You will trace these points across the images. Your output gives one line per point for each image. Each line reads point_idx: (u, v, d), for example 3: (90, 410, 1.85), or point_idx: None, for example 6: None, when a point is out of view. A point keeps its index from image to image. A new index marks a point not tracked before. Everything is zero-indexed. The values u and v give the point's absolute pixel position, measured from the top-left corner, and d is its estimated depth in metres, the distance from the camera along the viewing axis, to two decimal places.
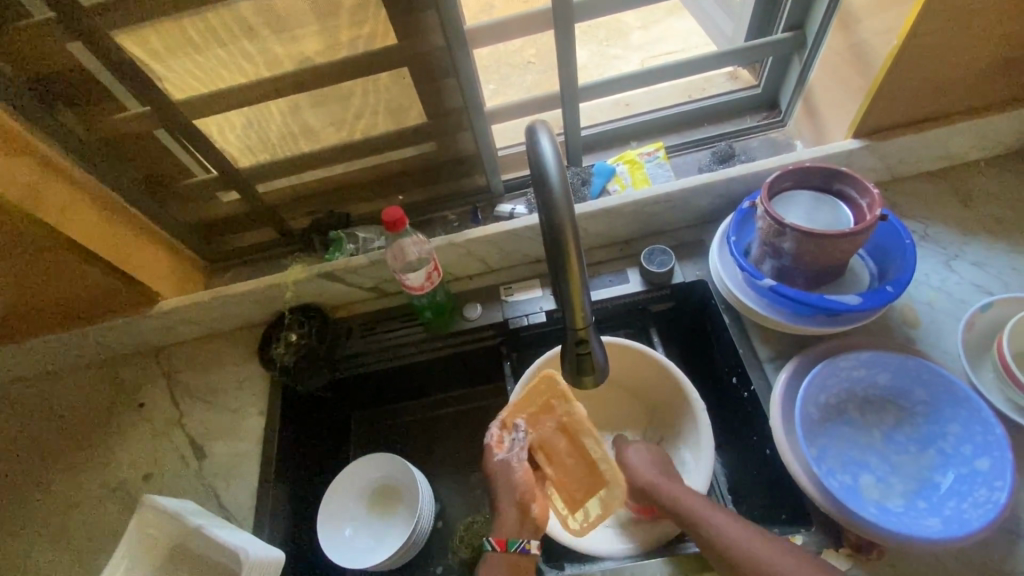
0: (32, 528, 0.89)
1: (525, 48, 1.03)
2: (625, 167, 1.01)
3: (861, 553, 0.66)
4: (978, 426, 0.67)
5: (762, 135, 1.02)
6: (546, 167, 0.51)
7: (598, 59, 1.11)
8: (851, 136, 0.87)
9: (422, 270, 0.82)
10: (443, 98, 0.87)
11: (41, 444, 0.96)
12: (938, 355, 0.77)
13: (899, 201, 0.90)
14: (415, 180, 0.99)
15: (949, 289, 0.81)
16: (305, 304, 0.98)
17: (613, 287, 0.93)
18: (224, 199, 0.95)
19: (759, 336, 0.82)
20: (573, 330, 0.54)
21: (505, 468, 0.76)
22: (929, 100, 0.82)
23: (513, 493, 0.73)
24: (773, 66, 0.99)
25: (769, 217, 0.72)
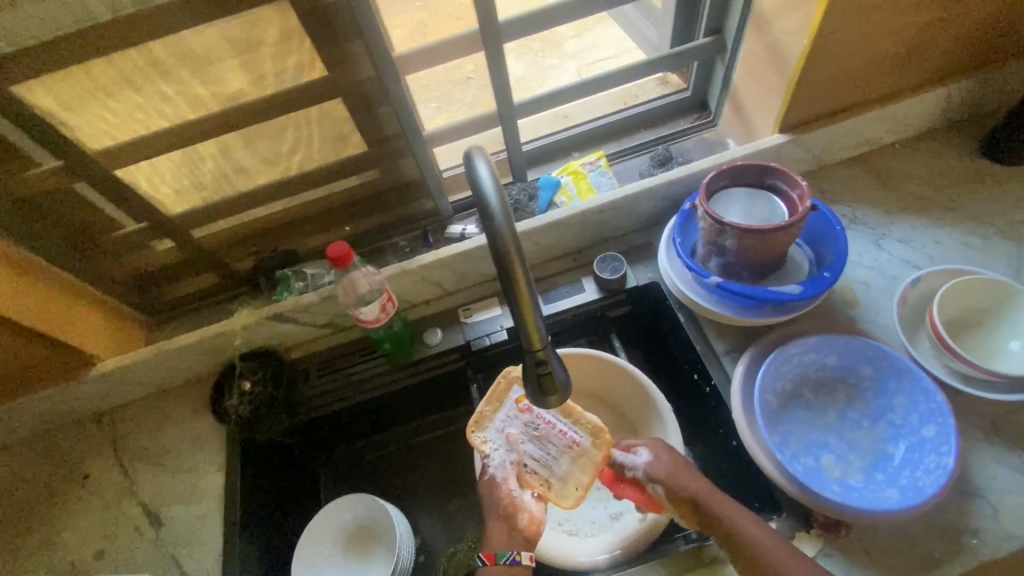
0: None
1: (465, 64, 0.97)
2: (570, 178, 1.02)
3: (831, 531, 0.68)
4: (922, 395, 0.71)
5: (696, 135, 1.06)
6: (484, 191, 0.50)
7: (535, 70, 1.12)
8: (777, 131, 0.92)
9: (375, 302, 0.79)
10: (380, 125, 0.86)
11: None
12: (878, 331, 0.81)
13: (828, 188, 0.95)
14: (360, 210, 0.97)
15: (881, 267, 0.86)
16: (256, 348, 0.94)
17: (569, 298, 0.94)
18: (158, 247, 0.90)
19: (714, 331, 0.84)
20: (531, 351, 0.54)
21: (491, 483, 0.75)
22: (843, 92, 0.87)
23: (500, 513, 0.73)
24: (698, 70, 1.03)
25: (709, 216, 0.74)
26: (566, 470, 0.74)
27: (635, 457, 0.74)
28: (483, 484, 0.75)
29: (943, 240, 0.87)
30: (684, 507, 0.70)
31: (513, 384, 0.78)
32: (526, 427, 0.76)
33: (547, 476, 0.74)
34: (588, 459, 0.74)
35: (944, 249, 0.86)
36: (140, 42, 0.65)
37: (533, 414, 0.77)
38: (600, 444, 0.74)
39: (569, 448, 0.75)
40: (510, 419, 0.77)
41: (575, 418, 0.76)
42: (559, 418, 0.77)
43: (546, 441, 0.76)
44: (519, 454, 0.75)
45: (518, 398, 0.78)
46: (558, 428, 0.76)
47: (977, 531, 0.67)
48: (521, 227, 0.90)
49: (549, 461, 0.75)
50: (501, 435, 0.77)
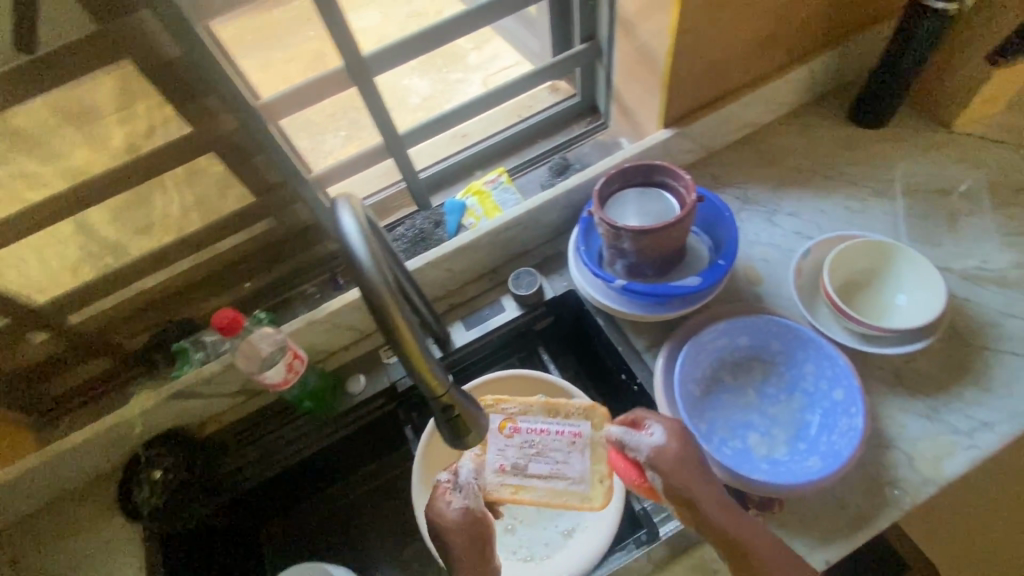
0: None
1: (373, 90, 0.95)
2: (475, 199, 1.00)
3: (766, 509, 0.70)
4: (826, 361, 0.75)
5: (590, 139, 1.07)
6: (351, 244, 0.48)
7: (440, 86, 1.09)
8: (662, 126, 0.94)
9: (280, 361, 0.76)
10: (260, 175, 0.81)
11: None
12: (784, 305, 0.84)
13: (720, 173, 0.99)
14: (258, 264, 0.91)
15: (777, 242, 0.90)
16: (163, 431, 0.87)
17: (491, 320, 0.93)
18: (31, 341, 0.80)
19: (633, 330, 0.85)
20: (435, 398, 0.52)
21: (459, 514, 0.63)
22: (715, 83, 0.91)
23: (464, 544, 0.62)
24: (582, 75, 1.05)
25: (604, 223, 0.76)
26: (581, 470, 0.74)
27: (646, 441, 0.63)
28: (443, 517, 0.62)
29: (828, 208, 0.92)
30: (683, 507, 0.62)
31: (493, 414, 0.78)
32: (521, 449, 0.75)
33: (562, 488, 0.74)
34: (593, 449, 0.75)
35: (829, 216, 0.91)
36: None
37: (523, 432, 0.76)
38: (598, 428, 0.75)
39: (573, 445, 0.75)
40: (502, 449, 0.75)
41: (563, 413, 0.77)
42: (549, 422, 0.77)
43: (547, 453, 0.75)
44: (527, 478, 0.74)
45: (501, 425, 0.77)
46: (552, 432, 0.76)
47: (896, 480, 0.71)
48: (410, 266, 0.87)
49: (561, 469, 0.74)
50: (503, 472, 0.74)
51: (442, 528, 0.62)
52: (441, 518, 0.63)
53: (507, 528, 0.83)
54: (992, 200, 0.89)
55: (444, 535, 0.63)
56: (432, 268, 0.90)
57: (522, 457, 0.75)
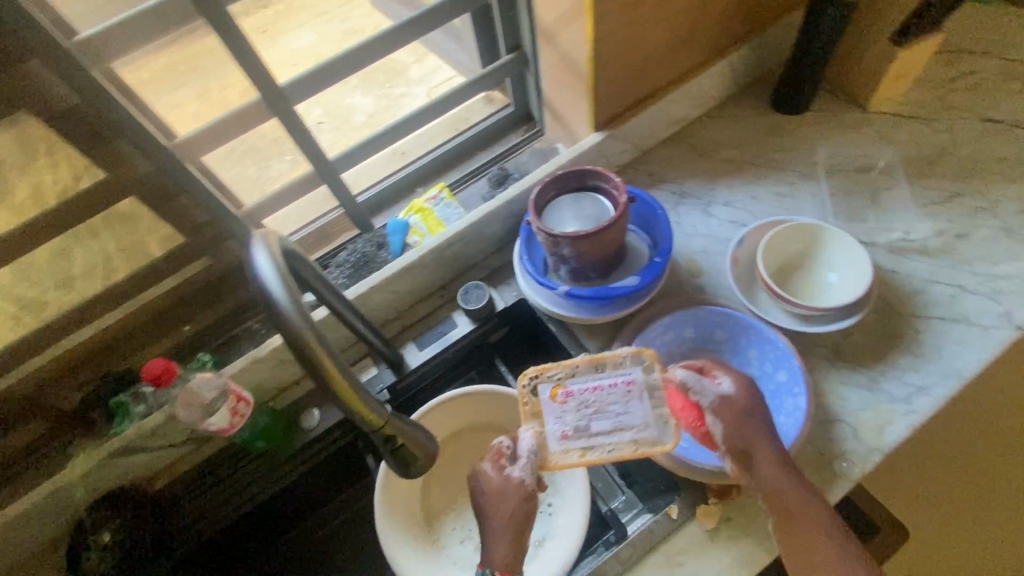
0: None
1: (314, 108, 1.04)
2: (417, 217, 0.99)
3: (725, 496, 0.71)
4: (768, 345, 0.77)
5: (528, 147, 1.08)
6: (267, 284, 0.47)
7: (385, 102, 1.10)
8: (594, 129, 0.95)
9: (223, 407, 0.73)
10: (186, 216, 0.78)
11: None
12: (726, 293, 0.86)
13: (656, 170, 1.01)
14: (196, 305, 0.87)
15: (715, 233, 0.92)
16: (110, 490, 0.82)
17: (445, 337, 0.92)
18: None
19: (585, 333, 0.86)
20: (375, 430, 0.51)
21: (509, 489, 0.60)
22: (640, 84, 0.93)
23: (506, 521, 0.59)
24: (513, 85, 1.05)
25: (542, 231, 0.76)
26: (643, 417, 0.66)
27: (716, 389, 0.63)
28: (492, 483, 0.61)
29: (760, 195, 0.95)
30: (740, 457, 0.62)
31: (539, 381, 0.68)
32: (579, 411, 0.66)
33: (629, 441, 0.65)
34: (652, 393, 0.67)
35: (761, 203, 0.94)
36: None
37: (576, 395, 0.67)
38: (652, 371, 0.68)
39: (628, 395, 0.67)
40: (556, 416, 0.66)
41: (611, 364, 0.69)
42: (599, 377, 0.68)
43: (605, 409, 0.66)
44: (590, 440, 0.65)
45: (552, 392, 0.67)
46: (604, 387, 0.67)
47: (845, 454, 0.73)
48: (348, 295, 0.86)
49: (623, 421, 0.66)
50: (567, 440, 0.65)
51: (485, 496, 0.61)
52: (488, 484, 0.61)
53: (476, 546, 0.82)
54: (910, 173, 0.93)
55: (483, 506, 0.61)
56: (378, 291, 0.88)
57: (581, 419, 0.66)
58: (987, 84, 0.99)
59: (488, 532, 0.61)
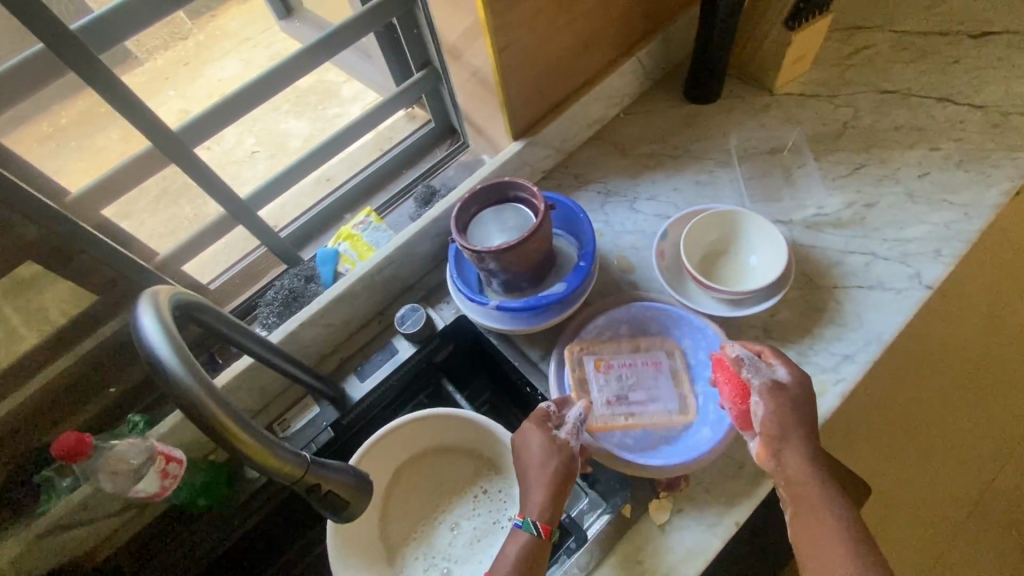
0: None
1: (245, 138, 1.00)
2: (347, 244, 0.98)
3: (673, 488, 0.72)
4: (700, 334, 0.79)
5: (454, 161, 1.07)
6: (155, 350, 0.45)
7: (320, 124, 1.05)
8: (513, 138, 0.96)
9: (151, 471, 0.71)
10: (91, 274, 0.75)
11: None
12: (657, 286, 0.88)
13: (581, 170, 1.02)
14: (117, 365, 0.82)
15: (642, 227, 0.94)
16: (44, 573, 0.77)
17: (385, 365, 0.90)
18: None
19: (525, 342, 0.86)
20: (296, 481, 0.50)
21: (553, 446, 0.67)
22: (552, 89, 0.94)
23: (545, 474, 0.66)
24: (430, 100, 1.05)
25: (466, 248, 0.76)
26: (672, 391, 0.77)
27: (769, 373, 0.68)
28: (537, 436, 0.68)
29: (681, 185, 0.97)
30: (773, 442, 0.64)
31: (584, 355, 0.79)
32: (618, 381, 0.77)
33: (661, 410, 0.76)
34: (676, 371, 0.79)
35: (684, 193, 0.97)
36: None
37: (616, 368, 0.79)
38: (675, 353, 0.80)
39: (659, 372, 0.79)
40: (599, 386, 0.77)
41: (645, 346, 0.81)
42: (634, 356, 0.80)
43: (640, 382, 0.78)
44: (629, 406, 0.76)
45: (595, 365, 0.78)
46: (639, 364, 0.79)
47: None
48: (277, 337, 0.83)
49: (655, 393, 0.77)
50: (606, 405, 0.76)
51: (528, 448, 0.68)
52: (534, 436, 0.68)
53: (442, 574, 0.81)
54: (817, 150, 0.97)
55: (526, 458, 0.68)
56: (311, 326, 0.86)
57: (620, 389, 0.77)
58: (879, 57, 1.04)
59: (527, 485, 0.66)
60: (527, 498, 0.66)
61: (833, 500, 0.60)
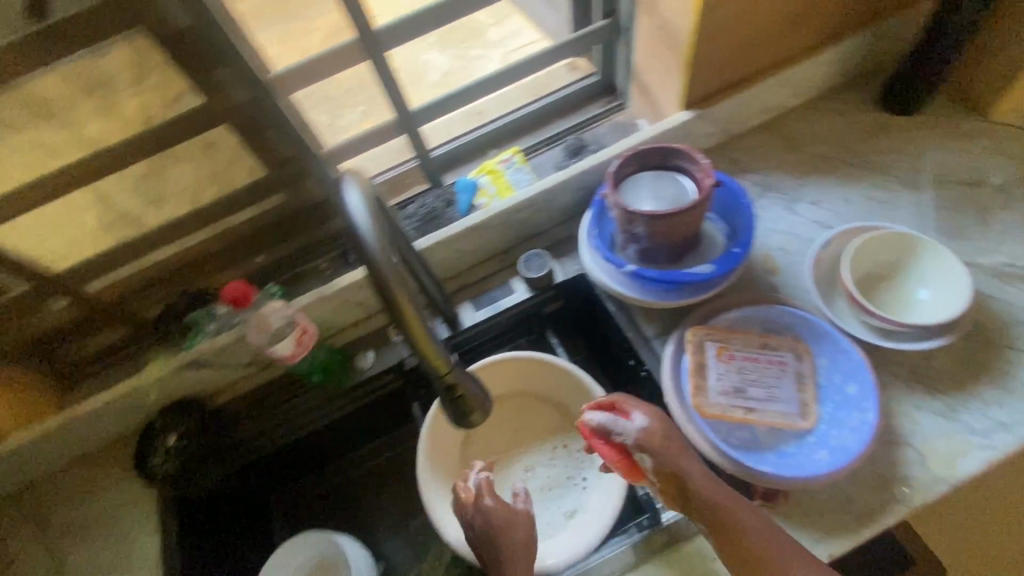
0: None
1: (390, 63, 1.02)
2: (488, 177, 0.99)
3: (770, 500, 0.69)
4: (841, 355, 0.74)
5: (608, 119, 1.05)
6: (356, 220, 0.48)
7: (460, 62, 1.06)
8: (683, 108, 0.92)
9: (290, 336, 0.79)
10: (272, 149, 0.81)
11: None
12: (801, 295, 0.82)
13: (740, 158, 0.96)
14: (269, 238, 0.91)
15: (797, 231, 0.87)
16: (179, 398, 0.88)
17: (501, 301, 0.92)
18: (54, 306, 0.82)
19: (643, 316, 0.84)
20: (438, 376, 0.53)
21: (515, 516, 0.68)
22: (739, 63, 0.88)
23: (519, 542, 0.67)
24: (602, 52, 1.02)
25: (618, 206, 0.74)
26: (792, 396, 0.73)
27: (628, 424, 0.66)
28: (499, 511, 0.67)
29: (851, 197, 0.89)
30: (674, 487, 0.64)
31: (708, 339, 0.76)
32: (739, 374, 0.74)
33: (778, 412, 0.73)
34: (801, 377, 0.74)
35: (853, 206, 0.88)
36: None
37: (738, 359, 0.75)
38: (804, 358, 0.75)
39: (782, 373, 0.75)
40: (718, 374, 0.74)
41: (772, 343, 0.76)
42: (758, 351, 0.76)
43: (760, 378, 0.74)
44: (746, 400, 0.73)
45: (717, 352, 0.75)
46: (763, 361, 0.75)
47: (907, 479, 0.69)
48: (419, 246, 0.87)
49: (773, 394, 0.73)
50: (722, 395, 0.73)
51: (494, 524, 0.67)
52: (492, 512, 0.68)
53: None
54: None
55: (495, 531, 0.67)
56: (443, 247, 0.89)
57: (740, 382, 0.74)
58: None
59: (508, 559, 0.66)
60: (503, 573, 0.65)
61: (747, 510, 0.63)
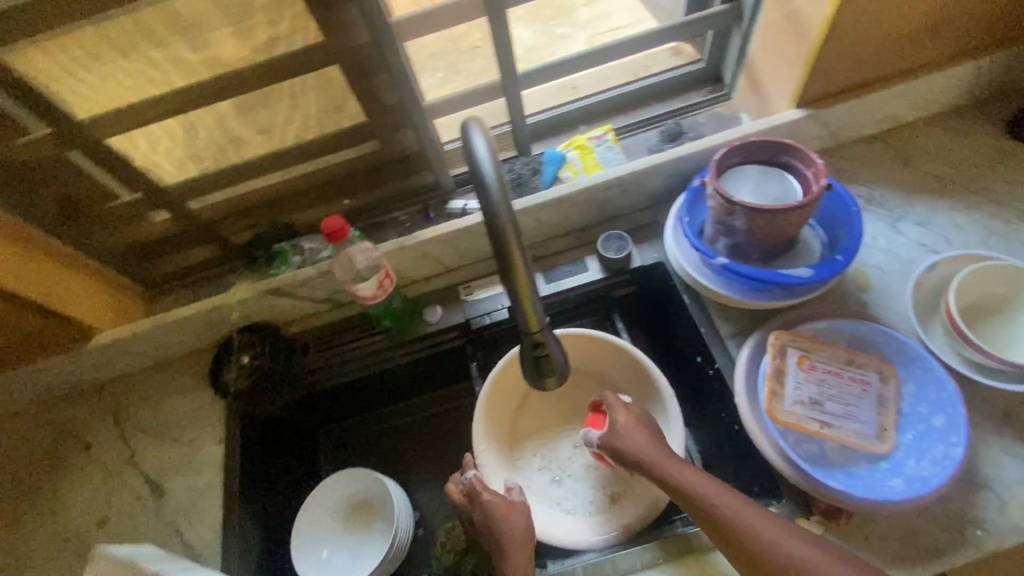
0: None
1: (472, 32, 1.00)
2: (576, 152, 0.98)
3: (831, 518, 0.67)
4: (932, 384, 0.70)
5: (708, 110, 1.01)
6: (481, 165, 0.48)
7: (545, 39, 1.05)
8: (794, 106, 0.87)
9: (373, 279, 0.81)
10: (379, 95, 0.82)
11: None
12: (893, 317, 0.78)
13: (844, 167, 0.91)
14: (358, 184, 0.94)
15: (897, 251, 0.83)
16: (256, 322, 0.93)
17: (573, 278, 0.91)
18: (155, 218, 0.87)
19: (720, 314, 0.82)
20: (528, 333, 0.53)
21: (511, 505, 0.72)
22: (865, 66, 0.83)
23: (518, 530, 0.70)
24: (714, 39, 0.98)
25: (719, 195, 0.71)
26: (872, 417, 0.70)
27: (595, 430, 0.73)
28: (495, 504, 0.72)
29: (962, 224, 0.83)
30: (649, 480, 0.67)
31: (790, 346, 0.73)
32: (818, 386, 0.72)
33: (854, 431, 0.70)
34: (884, 400, 0.71)
35: (964, 233, 0.83)
36: (130, 7, 0.63)
37: (819, 371, 0.73)
38: (890, 381, 0.72)
39: (864, 393, 0.72)
40: (797, 383, 0.72)
41: (858, 361, 0.73)
42: (841, 367, 0.73)
43: (840, 394, 0.72)
44: (822, 414, 0.70)
45: (798, 360, 0.73)
46: (845, 377, 0.72)
47: (984, 524, 0.66)
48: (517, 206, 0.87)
49: (851, 412, 0.71)
50: (797, 404, 0.71)
51: (493, 517, 0.71)
52: (491, 505, 0.72)
53: (554, 481, 0.85)
54: None
55: (494, 520, 0.71)
56: (525, 215, 0.89)
57: (817, 395, 0.71)
58: None
59: (508, 548, 0.69)
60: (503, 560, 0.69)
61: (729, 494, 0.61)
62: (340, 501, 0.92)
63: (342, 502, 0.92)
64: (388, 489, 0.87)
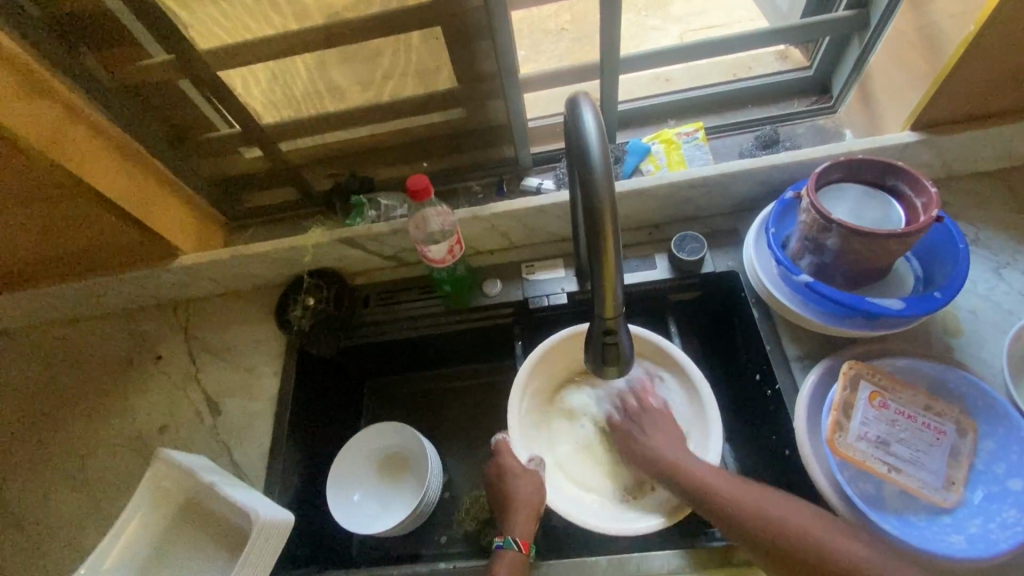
0: (61, 462, 0.90)
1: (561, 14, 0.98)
2: (662, 146, 0.95)
3: None
4: (1016, 445, 0.65)
5: (809, 121, 0.96)
6: (588, 143, 0.48)
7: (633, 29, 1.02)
8: (908, 128, 0.81)
9: (445, 243, 0.81)
10: (476, 61, 0.82)
11: (47, 391, 0.97)
12: (980, 368, 0.73)
13: (951, 200, 0.85)
14: (440, 148, 0.95)
15: (997, 299, 0.77)
16: (325, 268, 0.97)
17: (640, 273, 0.89)
18: (246, 154, 0.92)
19: (789, 334, 0.79)
20: (601, 318, 0.52)
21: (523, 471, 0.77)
22: (999, 94, 0.76)
23: (525, 497, 0.74)
24: (829, 47, 0.92)
25: (815, 210, 0.68)
26: (941, 468, 0.67)
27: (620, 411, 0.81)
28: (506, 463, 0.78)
29: None
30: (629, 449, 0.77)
31: (865, 379, 0.70)
32: (888, 425, 0.68)
33: (919, 479, 0.66)
34: (957, 453, 0.67)
35: None
36: None
37: (891, 410, 0.69)
38: (967, 435, 0.68)
39: (936, 441, 0.68)
40: (865, 418, 0.68)
41: (934, 408, 0.69)
42: (915, 410, 0.69)
43: (910, 438, 0.68)
44: (887, 454, 0.67)
45: (871, 395, 0.69)
46: (919, 422, 0.68)
47: None
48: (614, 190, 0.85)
49: (919, 459, 0.67)
50: (861, 439, 0.67)
51: (505, 474, 0.77)
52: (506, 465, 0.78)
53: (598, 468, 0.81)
54: None
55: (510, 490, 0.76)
56: None
57: (885, 434, 0.68)
58: None
59: (510, 503, 0.74)
60: (504, 513, 0.75)
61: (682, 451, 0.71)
62: (375, 451, 0.95)
63: (376, 453, 0.95)
64: (423, 447, 0.90)
